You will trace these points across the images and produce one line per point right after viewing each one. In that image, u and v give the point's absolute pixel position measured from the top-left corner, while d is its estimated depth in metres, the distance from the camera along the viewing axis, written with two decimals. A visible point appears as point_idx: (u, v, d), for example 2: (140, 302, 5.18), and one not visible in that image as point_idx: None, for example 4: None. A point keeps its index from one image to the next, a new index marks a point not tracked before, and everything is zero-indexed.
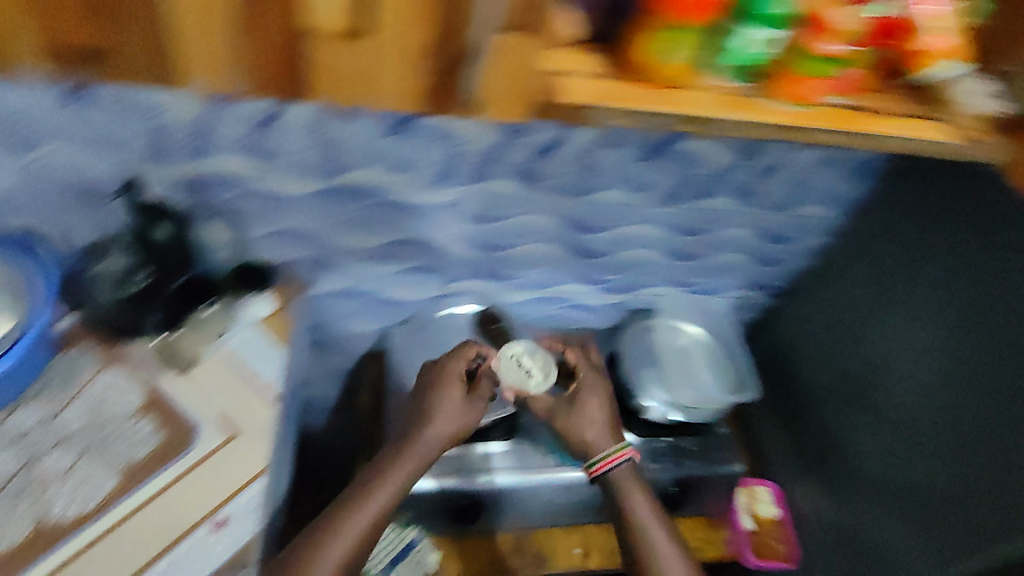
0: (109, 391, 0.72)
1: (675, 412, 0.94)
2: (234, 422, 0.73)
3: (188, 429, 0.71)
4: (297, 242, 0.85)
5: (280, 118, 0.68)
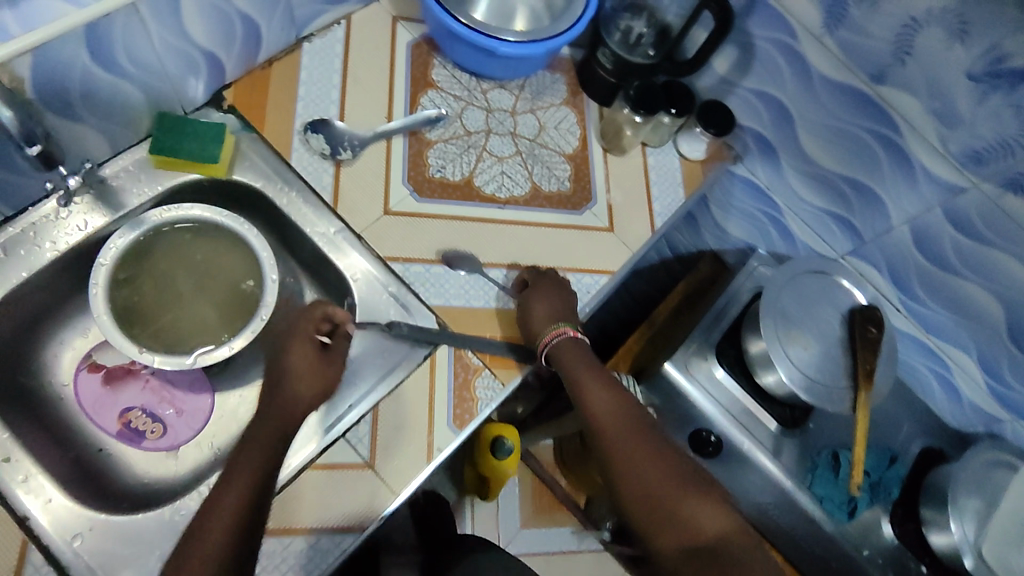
0: (453, 152, 0.80)
1: (968, 556, 0.78)
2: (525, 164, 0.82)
3: (589, 196, 0.83)
4: (803, 111, 0.82)
5: (871, 97, 0.75)
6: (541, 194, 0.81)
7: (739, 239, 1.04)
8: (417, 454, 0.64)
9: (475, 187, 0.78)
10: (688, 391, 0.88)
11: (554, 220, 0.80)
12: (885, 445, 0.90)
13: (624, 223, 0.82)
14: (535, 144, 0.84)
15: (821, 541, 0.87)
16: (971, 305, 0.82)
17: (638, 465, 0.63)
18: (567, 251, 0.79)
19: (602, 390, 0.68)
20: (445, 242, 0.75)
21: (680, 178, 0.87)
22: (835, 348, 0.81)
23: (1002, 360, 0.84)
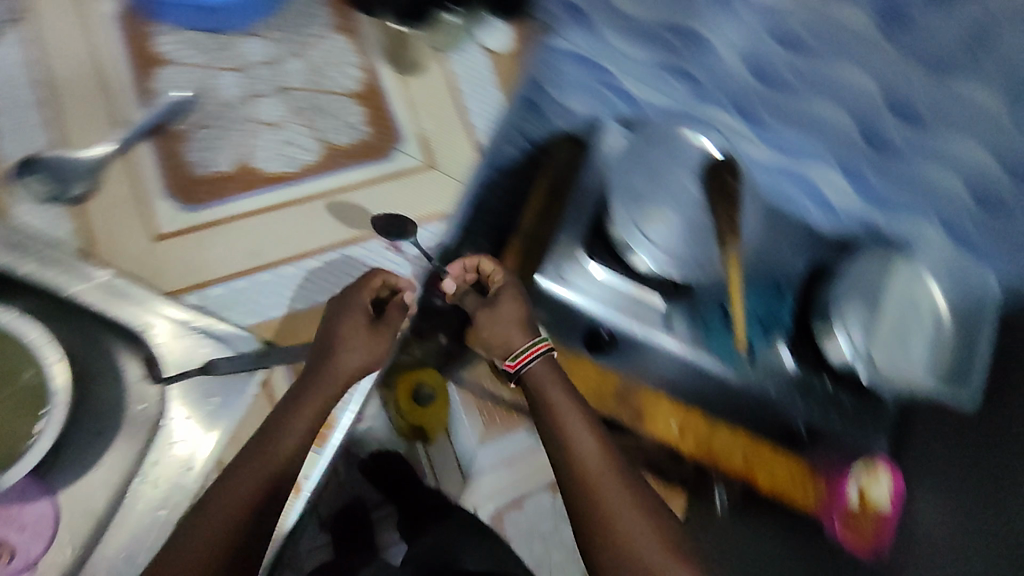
0: (214, 142, 0.70)
1: (862, 363, 0.82)
2: (308, 126, 0.72)
3: (394, 136, 0.74)
4: None
5: None
6: (336, 149, 0.72)
7: (584, 115, 0.95)
8: (276, 483, 0.61)
9: (253, 171, 0.70)
10: (566, 297, 0.85)
11: (359, 177, 0.72)
12: (771, 279, 0.89)
13: (442, 153, 0.74)
14: (308, 97, 0.73)
15: (732, 392, 0.89)
16: (823, 121, 0.78)
17: (621, 511, 0.68)
18: (386, 209, 0.72)
19: (585, 428, 0.72)
20: (228, 255, 0.69)
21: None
22: (693, 211, 0.81)
23: (864, 164, 0.82)
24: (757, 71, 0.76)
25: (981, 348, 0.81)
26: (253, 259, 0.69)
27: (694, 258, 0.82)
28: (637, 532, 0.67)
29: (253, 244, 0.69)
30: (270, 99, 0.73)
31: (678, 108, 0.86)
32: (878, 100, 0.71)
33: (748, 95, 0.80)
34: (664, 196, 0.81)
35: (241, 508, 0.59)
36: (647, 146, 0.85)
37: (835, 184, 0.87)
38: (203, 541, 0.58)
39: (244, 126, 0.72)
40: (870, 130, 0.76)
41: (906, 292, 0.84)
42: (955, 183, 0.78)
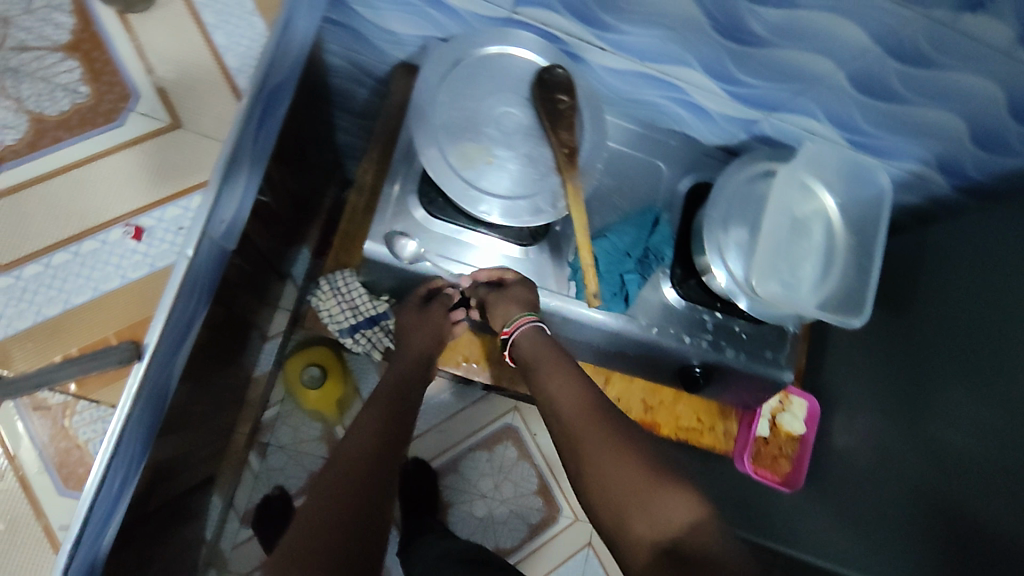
0: None
1: (742, 296, 0.69)
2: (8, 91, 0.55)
3: (127, 91, 0.57)
4: None
5: None
6: (49, 120, 0.56)
7: (412, 35, 0.79)
8: (38, 547, 0.52)
9: None
10: (401, 261, 0.71)
11: (87, 152, 0.56)
12: (646, 208, 0.78)
13: (193, 107, 0.58)
14: (4, 53, 0.56)
15: (614, 339, 0.78)
16: (660, 9, 0.62)
17: (577, 418, 0.60)
18: (126, 187, 0.56)
19: (529, 334, 0.68)
20: None
21: (251, 4, 0.62)
22: (527, 142, 0.64)
23: (729, 64, 0.68)
24: None
25: (875, 263, 0.69)
26: None
27: (533, 195, 0.64)
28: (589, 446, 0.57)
29: None
30: None
31: (502, 15, 0.70)
32: None
33: None
34: (488, 127, 0.64)
35: (364, 455, 0.62)
36: (476, 64, 0.65)
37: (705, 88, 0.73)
38: (340, 480, 0.59)
39: None
40: (723, 20, 0.62)
41: (783, 204, 0.70)
42: (832, 71, 0.64)
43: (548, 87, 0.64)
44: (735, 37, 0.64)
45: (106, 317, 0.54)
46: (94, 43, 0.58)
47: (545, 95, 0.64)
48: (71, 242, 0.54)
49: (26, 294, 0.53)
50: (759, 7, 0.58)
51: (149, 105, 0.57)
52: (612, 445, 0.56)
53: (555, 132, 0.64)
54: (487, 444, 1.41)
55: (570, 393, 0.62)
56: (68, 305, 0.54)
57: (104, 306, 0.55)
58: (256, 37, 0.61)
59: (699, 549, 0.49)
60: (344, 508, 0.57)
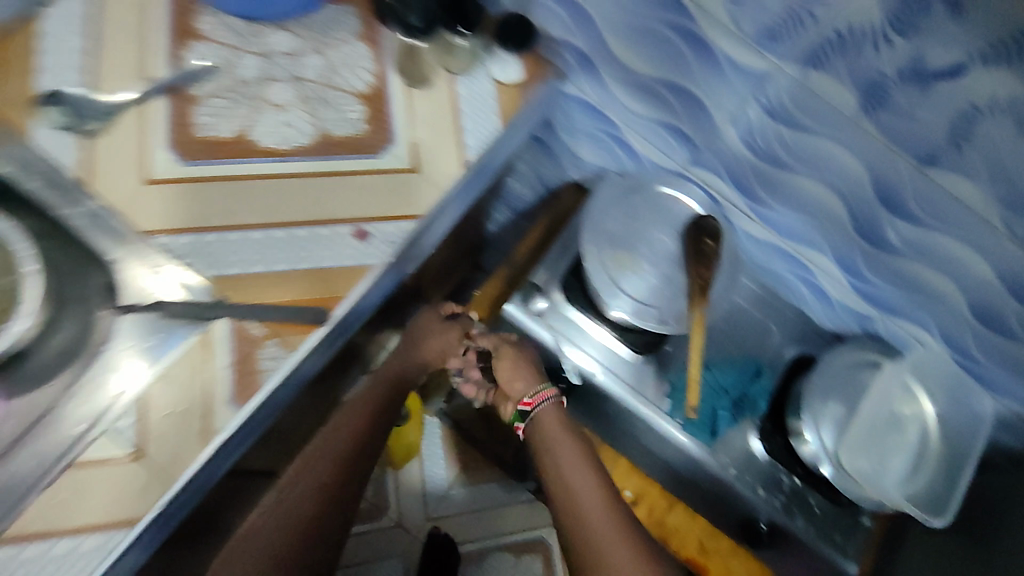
0: (225, 110, 0.72)
1: (827, 465, 0.75)
2: (314, 112, 0.74)
3: (389, 137, 0.76)
4: (600, 11, 0.72)
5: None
6: (331, 139, 0.74)
7: (593, 162, 0.96)
8: (191, 441, 0.61)
9: (251, 142, 0.71)
10: (530, 329, 0.84)
11: (349, 167, 0.73)
12: (750, 360, 0.86)
13: (430, 162, 0.76)
14: (321, 86, 0.76)
15: (691, 468, 0.83)
16: (811, 200, 0.75)
17: (618, 538, 0.65)
18: (365, 200, 0.72)
19: (565, 441, 0.74)
20: (217, 206, 0.68)
21: (495, 105, 0.80)
22: (670, 266, 0.76)
23: (857, 261, 0.78)
24: (755, 144, 0.74)
25: (964, 481, 0.74)
26: (236, 223, 0.68)
27: (663, 310, 0.74)
28: (609, 553, 0.64)
29: (233, 207, 0.69)
30: (286, 79, 0.75)
31: (676, 168, 0.86)
32: (868, 191, 0.69)
33: (744, 167, 0.78)
34: (643, 247, 0.77)
35: (326, 472, 0.68)
36: (646, 197, 0.80)
37: (830, 275, 0.83)
38: (312, 481, 0.67)
39: (255, 95, 0.73)
40: (862, 223, 0.73)
41: (883, 396, 0.78)
42: (953, 293, 0.73)
43: (701, 230, 0.76)
44: (869, 239, 0.74)
45: (315, 286, 0.68)
46: (380, 98, 0.77)
47: (696, 235, 0.76)
48: (314, 225, 0.70)
49: (270, 249, 0.68)
50: (896, 219, 0.70)
51: (400, 150, 0.75)
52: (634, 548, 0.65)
53: (695, 266, 0.75)
54: (518, 548, 1.40)
55: (598, 497, 0.69)
56: (293, 267, 0.68)
57: (318, 278, 0.69)
58: (490, 128, 0.79)
59: None
60: (318, 507, 0.66)
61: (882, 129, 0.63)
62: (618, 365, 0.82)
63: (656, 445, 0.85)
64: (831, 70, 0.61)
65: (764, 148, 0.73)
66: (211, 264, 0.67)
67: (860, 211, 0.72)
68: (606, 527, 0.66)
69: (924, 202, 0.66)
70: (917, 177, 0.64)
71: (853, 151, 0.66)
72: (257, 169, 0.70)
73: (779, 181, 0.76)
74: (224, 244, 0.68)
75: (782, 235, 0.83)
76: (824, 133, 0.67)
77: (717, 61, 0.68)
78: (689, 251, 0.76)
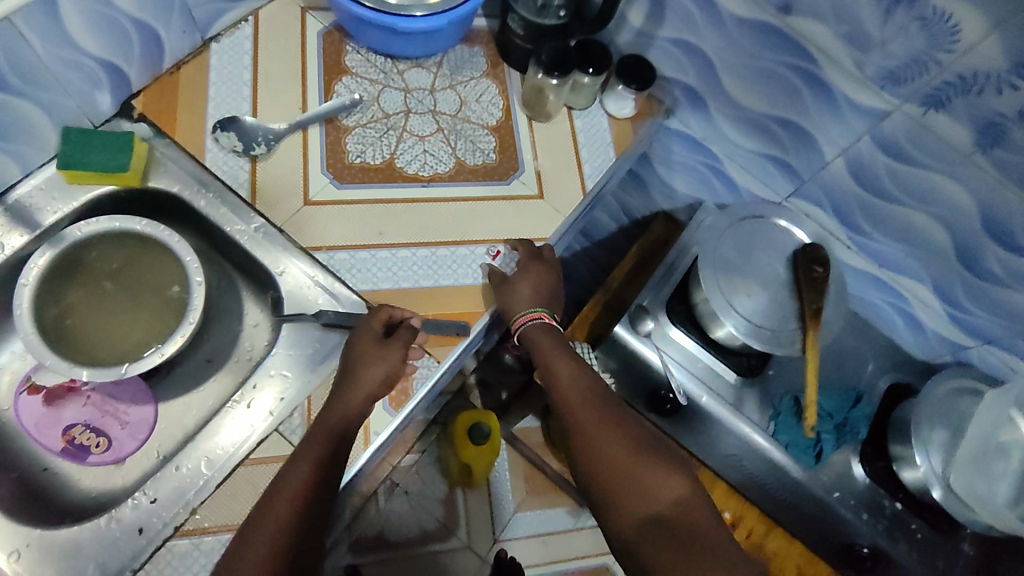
0: (375, 140, 0.79)
1: (936, 486, 0.79)
2: (451, 143, 0.81)
3: (516, 165, 0.82)
4: (720, 54, 0.79)
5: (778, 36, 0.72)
6: (467, 167, 0.80)
7: (687, 194, 1.01)
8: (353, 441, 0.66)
9: (397, 168, 0.78)
10: (638, 350, 0.86)
11: (483, 193, 0.79)
12: (850, 388, 0.88)
13: (554, 187, 0.81)
14: (456, 120, 0.83)
15: (793, 490, 0.86)
16: (915, 232, 0.80)
17: (595, 417, 0.62)
18: (499, 223, 0.78)
19: (554, 345, 0.68)
20: (367, 225, 0.74)
21: (610, 138, 0.86)
22: (781, 291, 0.80)
23: (957, 291, 0.82)
24: (862, 178, 0.79)
25: None
26: (385, 241, 0.73)
27: (778, 331, 0.78)
28: (601, 438, 0.61)
29: (382, 227, 0.74)
30: (425, 113, 0.83)
31: (775, 201, 0.91)
32: (976, 223, 0.73)
33: (848, 199, 0.83)
34: (755, 272, 0.81)
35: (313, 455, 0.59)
36: (755, 226, 0.84)
37: (927, 305, 0.87)
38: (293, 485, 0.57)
39: (399, 126, 0.81)
40: (967, 253, 0.77)
41: (989, 423, 0.81)
42: None
43: (811, 258, 0.81)
44: (971, 269, 0.78)
45: (455, 301, 0.73)
46: (508, 131, 0.84)
47: (807, 263, 0.80)
48: (454, 244, 0.75)
49: (415, 266, 0.73)
50: (1003, 250, 0.73)
51: (527, 178, 0.81)
52: (628, 442, 0.60)
53: (809, 291, 0.79)
54: None
55: (601, 398, 0.65)
56: (434, 283, 0.73)
57: (458, 295, 0.73)
58: (607, 160, 0.85)
59: (685, 521, 0.55)
60: (295, 499, 0.56)
61: (996, 164, 0.67)
62: (723, 386, 0.86)
63: (758, 467, 0.87)
64: (950, 110, 0.66)
65: (871, 181, 0.78)
66: (364, 279, 0.72)
67: (966, 242, 0.76)
68: (604, 412, 0.63)
69: None
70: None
71: (965, 185, 0.71)
72: (403, 193, 0.76)
73: (883, 212, 0.80)
74: (373, 261, 0.72)
75: (880, 264, 0.87)
76: (935, 168, 0.72)
77: (833, 100, 0.74)
78: (800, 277, 0.80)
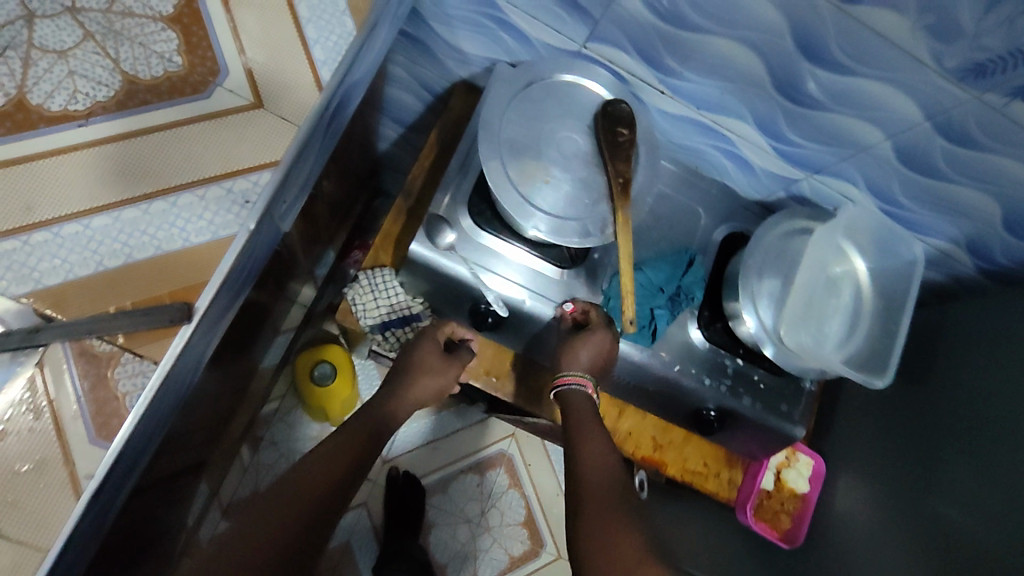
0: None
1: (769, 345, 0.73)
2: (109, 52, 0.58)
3: (215, 67, 0.60)
4: None
5: None
6: (139, 84, 0.58)
7: (479, 55, 0.83)
8: (61, 492, 0.52)
9: (32, 108, 0.56)
10: (443, 265, 0.73)
11: (172, 116, 0.58)
12: (679, 247, 0.80)
13: (275, 88, 0.61)
14: (110, 16, 0.59)
15: (636, 372, 0.80)
16: (724, 61, 0.67)
17: (606, 498, 0.60)
18: (206, 156, 0.58)
19: (598, 444, 0.67)
20: (6, 200, 0.54)
21: (344, 4, 0.65)
22: (584, 165, 0.68)
23: (780, 122, 0.72)
24: (655, 5, 0.63)
25: (903, 325, 0.74)
26: (38, 218, 0.54)
27: (585, 214, 0.66)
28: (599, 500, 0.60)
29: (28, 199, 0.54)
30: (60, 15, 0.58)
31: (573, 48, 0.75)
32: (785, 42, 0.61)
33: (646, 35, 0.68)
34: (551, 149, 0.68)
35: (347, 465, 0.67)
36: (546, 91, 0.69)
37: (752, 142, 0.77)
38: (283, 510, 0.60)
39: (22, 42, 0.57)
40: (784, 77, 0.65)
41: (816, 261, 0.75)
42: (879, 140, 0.68)
43: (609, 119, 0.67)
44: (790, 95, 0.67)
45: (165, 277, 0.55)
46: (192, 18, 0.61)
47: (604, 127, 0.67)
48: (146, 200, 0.56)
49: (94, 244, 0.55)
50: (818, 68, 0.62)
51: (234, 81, 0.60)
52: (610, 488, 0.62)
53: (612, 161, 0.67)
54: (480, 468, 1.38)
55: (616, 466, 0.65)
56: (130, 260, 0.55)
57: (168, 267, 0.56)
58: (343, 36, 0.64)
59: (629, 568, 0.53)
60: (296, 517, 0.60)
61: None
62: (546, 283, 0.75)
63: None
64: None
65: (665, 6, 0.63)
66: (22, 277, 0.53)
67: (780, 64, 0.64)
68: (603, 469, 0.64)
69: (845, 41, 0.58)
70: (837, 16, 0.56)
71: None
72: (48, 141, 0.55)
73: (686, 45, 0.66)
74: (32, 250, 0.53)
75: (697, 105, 0.75)
76: None
77: None
78: (602, 145, 0.67)
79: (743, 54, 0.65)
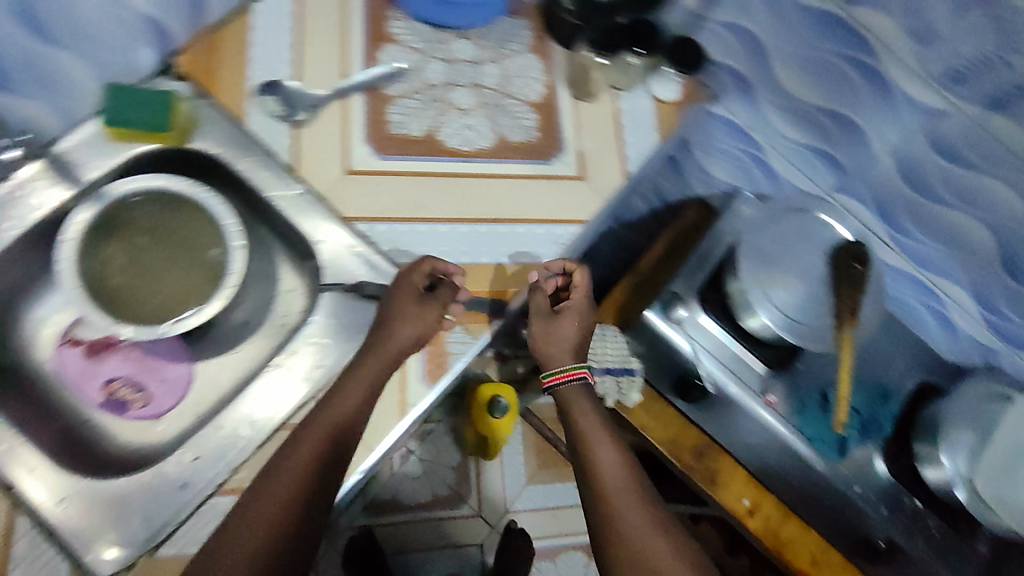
0: (416, 112, 0.77)
1: (960, 488, 0.80)
2: (494, 118, 0.80)
3: (558, 143, 0.80)
4: (774, 40, 0.76)
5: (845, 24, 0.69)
6: (508, 145, 0.79)
7: (725, 180, 0.99)
8: (392, 410, 0.66)
9: (438, 142, 0.77)
10: (670, 335, 0.86)
11: (525, 171, 0.78)
12: (876, 380, 0.88)
13: (596, 168, 0.80)
14: (499, 94, 0.81)
15: (814, 484, 0.86)
16: (956, 230, 0.78)
17: (654, 544, 0.64)
18: (541, 204, 0.77)
19: (609, 453, 0.71)
20: (407, 199, 0.74)
21: (654, 121, 0.84)
22: (819, 287, 0.80)
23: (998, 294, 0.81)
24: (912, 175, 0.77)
25: None
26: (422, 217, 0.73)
27: (815, 325, 0.78)
28: (634, 535, 0.64)
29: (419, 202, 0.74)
30: (468, 86, 0.80)
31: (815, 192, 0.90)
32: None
33: (892, 196, 0.81)
34: (794, 265, 0.81)
35: (309, 458, 0.61)
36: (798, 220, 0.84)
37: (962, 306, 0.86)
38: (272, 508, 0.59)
39: (440, 96, 0.79)
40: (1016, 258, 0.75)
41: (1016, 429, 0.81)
42: None
43: (850, 254, 0.80)
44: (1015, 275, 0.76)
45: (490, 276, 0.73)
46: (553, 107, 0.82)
47: (845, 260, 0.80)
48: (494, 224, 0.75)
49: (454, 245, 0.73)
50: None
51: (569, 155, 0.80)
52: (651, 529, 0.65)
53: (848, 287, 0.78)
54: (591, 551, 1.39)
55: (636, 493, 0.68)
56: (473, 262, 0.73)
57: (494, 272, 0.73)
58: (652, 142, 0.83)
59: None
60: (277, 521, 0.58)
61: None
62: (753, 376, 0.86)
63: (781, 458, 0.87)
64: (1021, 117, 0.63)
65: (922, 178, 0.76)
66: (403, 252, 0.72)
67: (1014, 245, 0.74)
68: (634, 515, 0.66)
69: None
70: None
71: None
72: (442, 167, 0.76)
73: (928, 211, 0.79)
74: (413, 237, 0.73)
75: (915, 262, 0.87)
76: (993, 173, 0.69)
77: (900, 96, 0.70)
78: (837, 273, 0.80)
79: (979, 229, 0.76)
